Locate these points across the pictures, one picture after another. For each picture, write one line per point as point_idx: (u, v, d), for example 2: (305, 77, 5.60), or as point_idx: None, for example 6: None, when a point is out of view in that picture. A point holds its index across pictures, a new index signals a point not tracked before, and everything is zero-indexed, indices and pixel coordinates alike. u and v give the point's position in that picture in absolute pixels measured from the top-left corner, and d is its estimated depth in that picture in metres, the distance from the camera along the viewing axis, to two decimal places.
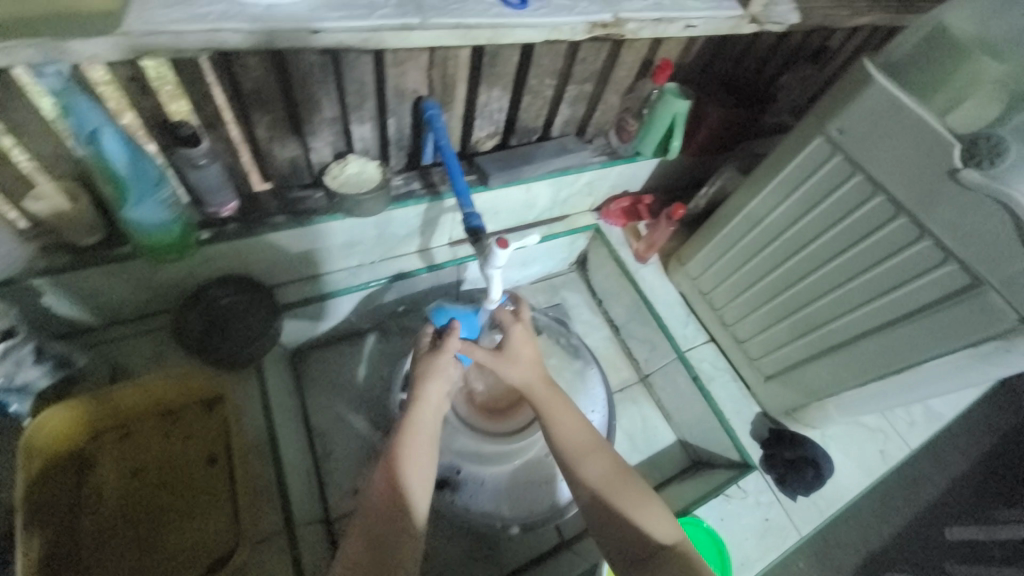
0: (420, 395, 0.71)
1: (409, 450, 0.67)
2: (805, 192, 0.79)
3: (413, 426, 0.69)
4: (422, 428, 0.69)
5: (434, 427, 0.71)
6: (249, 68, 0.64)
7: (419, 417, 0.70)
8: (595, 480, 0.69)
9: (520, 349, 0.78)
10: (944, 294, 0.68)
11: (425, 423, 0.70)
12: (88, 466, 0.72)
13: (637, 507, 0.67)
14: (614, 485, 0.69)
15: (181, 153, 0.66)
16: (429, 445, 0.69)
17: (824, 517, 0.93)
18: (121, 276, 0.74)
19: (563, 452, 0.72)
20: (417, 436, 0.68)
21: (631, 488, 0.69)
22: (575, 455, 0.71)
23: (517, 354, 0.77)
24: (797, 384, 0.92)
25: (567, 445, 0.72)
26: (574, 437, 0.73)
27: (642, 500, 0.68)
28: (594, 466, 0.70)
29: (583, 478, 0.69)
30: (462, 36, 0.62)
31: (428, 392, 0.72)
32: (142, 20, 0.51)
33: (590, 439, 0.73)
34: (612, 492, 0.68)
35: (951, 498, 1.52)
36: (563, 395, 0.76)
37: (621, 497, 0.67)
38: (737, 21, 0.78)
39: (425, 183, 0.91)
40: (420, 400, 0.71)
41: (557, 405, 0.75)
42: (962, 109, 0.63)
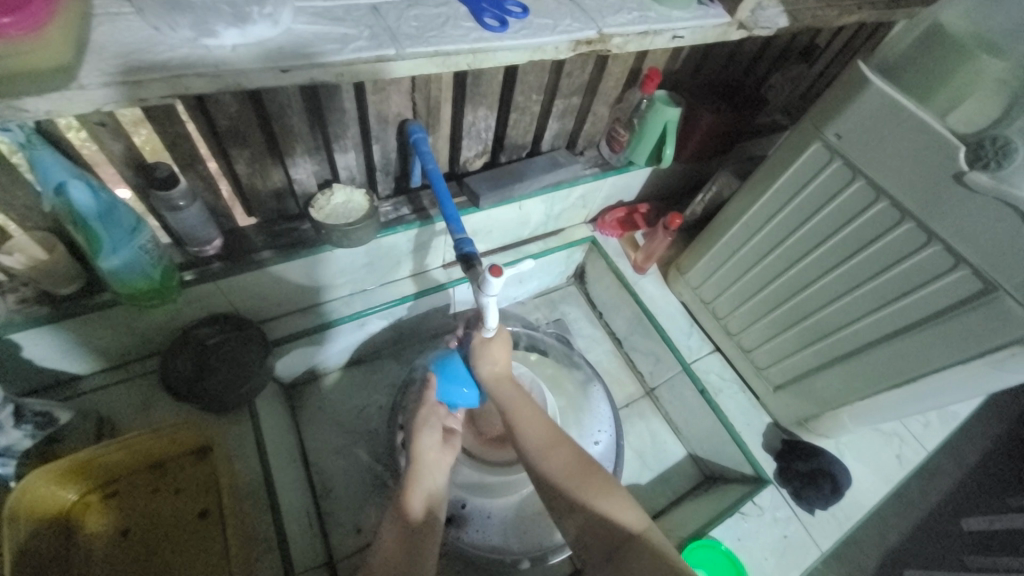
0: (417, 452, 0.76)
1: (412, 510, 0.70)
2: (805, 199, 0.77)
3: (414, 485, 0.72)
4: (424, 486, 0.73)
5: (436, 482, 0.75)
6: (224, 105, 0.62)
7: (419, 475, 0.74)
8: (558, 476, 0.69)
9: (480, 359, 0.78)
10: (957, 301, 0.65)
11: (426, 479, 0.74)
12: (76, 529, 0.69)
13: (600, 497, 0.66)
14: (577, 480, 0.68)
15: (158, 198, 0.64)
16: (432, 500, 0.73)
17: (843, 530, 0.89)
18: (103, 324, 0.72)
19: (527, 453, 0.73)
20: (418, 495, 0.72)
21: (595, 480, 0.68)
22: (538, 453, 0.72)
23: (480, 363, 0.78)
24: (808, 394, 0.90)
25: (531, 445, 0.73)
26: (536, 437, 0.73)
27: (606, 492, 0.66)
28: (557, 462, 0.70)
29: (547, 476, 0.70)
30: (442, 63, 0.60)
31: (426, 447, 0.76)
32: (103, 70, 0.49)
33: (550, 436, 0.73)
34: (575, 488, 0.67)
35: (969, 492, 1.49)
36: (526, 397, 0.77)
37: (583, 489, 0.67)
38: (725, 28, 0.76)
39: (414, 208, 0.88)
40: (418, 456, 0.75)
41: (519, 408, 0.76)
42: (963, 108, 0.60)
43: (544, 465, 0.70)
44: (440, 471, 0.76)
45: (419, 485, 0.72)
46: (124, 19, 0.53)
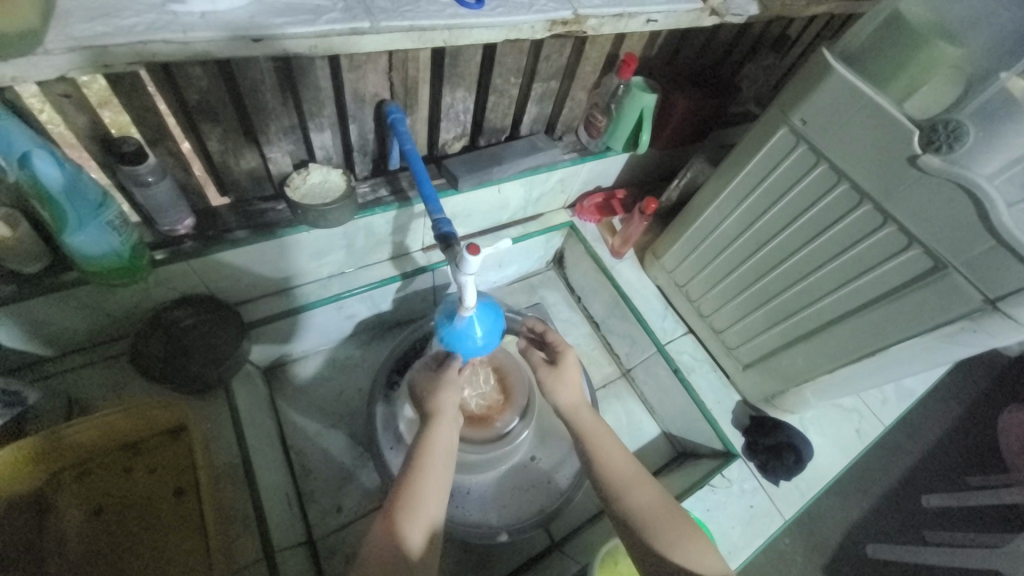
0: (437, 405, 0.73)
1: (426, 465, 0.67)
2: (774, 181, 0.79)
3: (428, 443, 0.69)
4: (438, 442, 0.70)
5: (451, 443, 0.71)
6: (193, 78, 0.61)
7: (436, 431, 0.71)
8: (639, 516, 0.67)
9: (568, 373, 0.80)
10: (911, 278, 0.69)
11: (442, 437, 0.70)
12: (47, 509, 0.68)
13: (686, 542, 0.64)
14: (661, 520, 0.66)
15: (126, 172, 0.62)
16: (448, 461, 0.69)
17: (805, 499, 0.94)
18: (71, 305, 0.70)
19: (607, 483, 0.70)
20: (434, 454, 0.68)
21: (679, 524, 0.66)
22: (624, 486, 0.69)
23: (564, 385, 0.79)
24: (775, 371, 0.94)
25: (606, 471, 0.70)
26: (619, 470, 0.71)
27: (689, 537, 0.65)
28: (639, 498, 0.68)
29: (627, 512, 0.68)
30: (417, 39, 0.60)
31: (444, 405, 0.74)
32: (69, 35, 0.48)
33: (636, 471, 0.71)
34: (659, 527, 0.66)
35: (927, 468, 1.57)
36: (608, 426, 0.75)
37: (671, 532, 0.65)
38: (697, 14, 0.77)
39: (392, 189, 0.88)
40: (437, 415, 0.73)
41: (604, 437, 0.74)
42: (920, 95, 0.63)
43: (631, 501, 0.68)
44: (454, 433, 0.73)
45: (437, 444, 0.69)
46: None
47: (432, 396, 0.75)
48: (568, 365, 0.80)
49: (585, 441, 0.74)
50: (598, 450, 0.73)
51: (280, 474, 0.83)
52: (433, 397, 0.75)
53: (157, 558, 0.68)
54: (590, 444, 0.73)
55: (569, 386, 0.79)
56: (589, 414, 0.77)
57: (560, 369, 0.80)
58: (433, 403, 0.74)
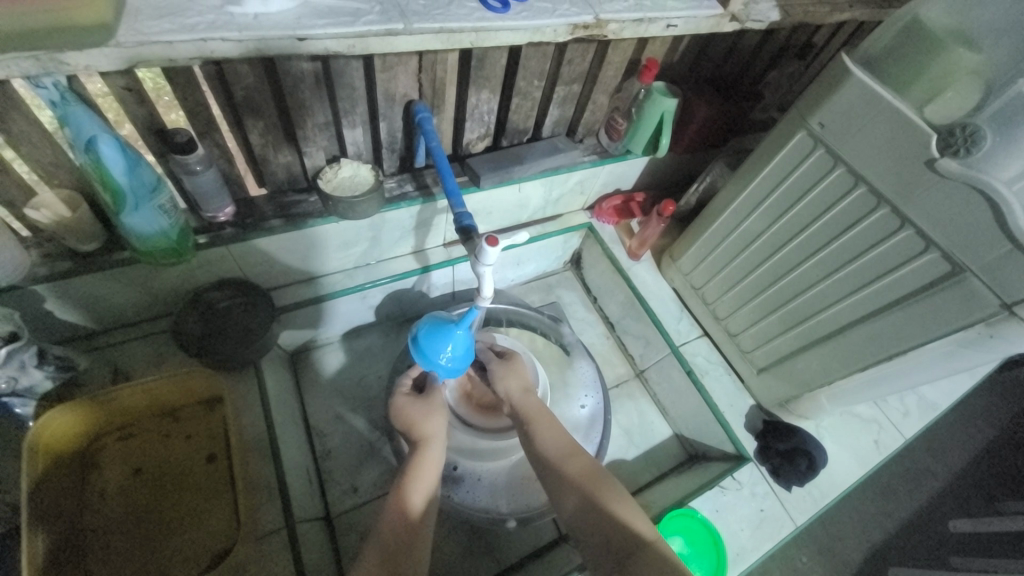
0: (425, 432, 0.77)
1: (418, 482, 0.71)
2: (791, 185, 0.80)
3: (419, 467, 0.72)
4: (427, 467, 0.73)
5: (440, 463, 0.76)
6: (241, 75, 0.66)
7: (426, 456, 0.74)
8: (573, 481, 0.70)
9: (513, 371, 0.87)
10: (929, 282, 0.68)
11: (432, 462, 0.74)
12: (91, 466, 0.74)
13: (614, 504, 0.66)
14: (591, 485, 0.69)
15: (176, 160, 0.68)
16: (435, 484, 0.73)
17: (818, 507, 0.93)
18: (123, 280, 0.76)
19: (544, 458, 0.74)
20: (424, 472, 0.72)
21: (608, 488, 0.68)
22: (558, 458, 0.73)
23: (510, 384, 0.85)
24: (789, 376, 0.94)
25: (540, 446, 0.75)
26: (555, 444, 0.75)
27: (620, 499, 0.66)
28: (573, 467, 0.71)
29: (562, 481, 0.70)
30: (447, 40, 0.64)
31: (434, 430, 0.77)
32: (138, 31, 0.53)
33: (571, 443, 0.75)
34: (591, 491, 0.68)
35: (955, 490, 1.51)
36: (545, 408, 0.81)
37: (600, 494, 0.67)
38: (718, 20, 0.79)
39: (417, 185, 0.92)
40: (427, 440, 0.76)
41: (542, 417, 0.79)
42: (944, 100, 0.64)
43: (563, 469, 0.71)
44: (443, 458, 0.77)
45: (428, 461, 0.73)
46: None
47: (417, 419, 0.78)
48: (515, 365, 0.88)
49: (525, 423, 0.79)
50: (535, 428, 0.78)
51: (302, 452, 0.87)
52: (419, 418, 0.78)
53: (188, 519, 0.73)
54: (528, 426, 0.79)
55: (515, 382, 0.86)
56: (531, 401, 0.83)
57: (507, 369, 0.87)
58: (420, 430, 0.77)
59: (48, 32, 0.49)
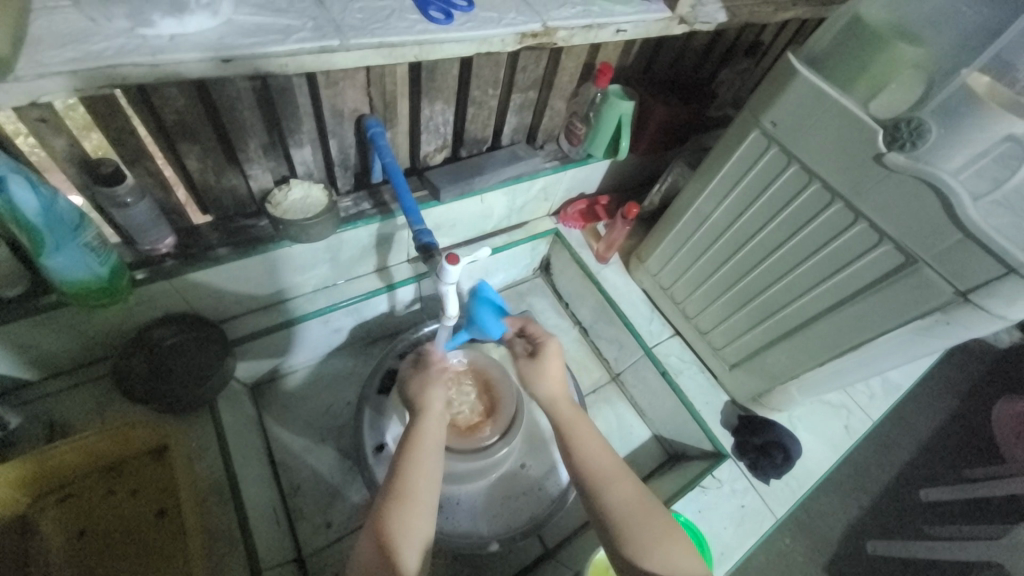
0: (425, 402, 0.71)
1: (416, 455, 0.64)
2: (749, 183, 0.81)
3: (416, 438, 0.66)
4: (428, 438, 0.66)
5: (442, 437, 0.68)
6: (169, 99, 0.61)
7: (423, 428, 0.68)
8: (614, 511, 0.63)
9: (550, 363, 0.75)
10: (885, 273, 0.70)
11: (430, 432, 0.67)
12: (29, 533, 0.67)
13: (661, 541, 0.61)
14: (638, 517, 0.62)
15: (103, 193, 0.62)
16: (435, 455, 0.65)
17: (796, 497, 0.95)
18: (49, 328, 0.70)
19: (585, 476, 0.66)
20: (423, 445, 0.65)
21: (655, 522, 0.62)
22: (601, 480, 0.65)
23: (544, 377, 0.74)
24: (760, 370, 0.95)
25: (579, 458, 0.67)
26: (597, 461, 0.67)
27: (665, 533, 0.61)
28: (617, 493, 0.64)
29: (605, 506, 0.63)
30: (388, 54, 0.61)
31: (431, 401, 0.71)
32: (40, 61, 0.48)
33: (615, 465, 0.67)
34: (638, 523, 0.62)
35: (922, 461, 1.57)
36: (587, 416, 0.72)
37: (647, 531, 0.61)
38: (666, 23, 0.79)
39: (375, 203, 0.89)
40: (425, 410, 0.69)
41: (582, 425, 0.70)
42: (886, 94, 0.65)
43: (608, 495, 0.64)
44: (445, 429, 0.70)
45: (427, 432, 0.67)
46: (61, 12, 0.52)
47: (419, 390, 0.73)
48: (550, 354, 0.75)
49: (563, 429, 0.70)
50: (575, 437, 0.69)
51: (268, 491, 0.82)
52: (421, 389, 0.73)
53: None
54: (568, 431, 0.70)
55: (551, 377, 0.74)
56: (572, 403, 0.73)
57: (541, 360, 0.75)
58: (420, 402, 0.71)
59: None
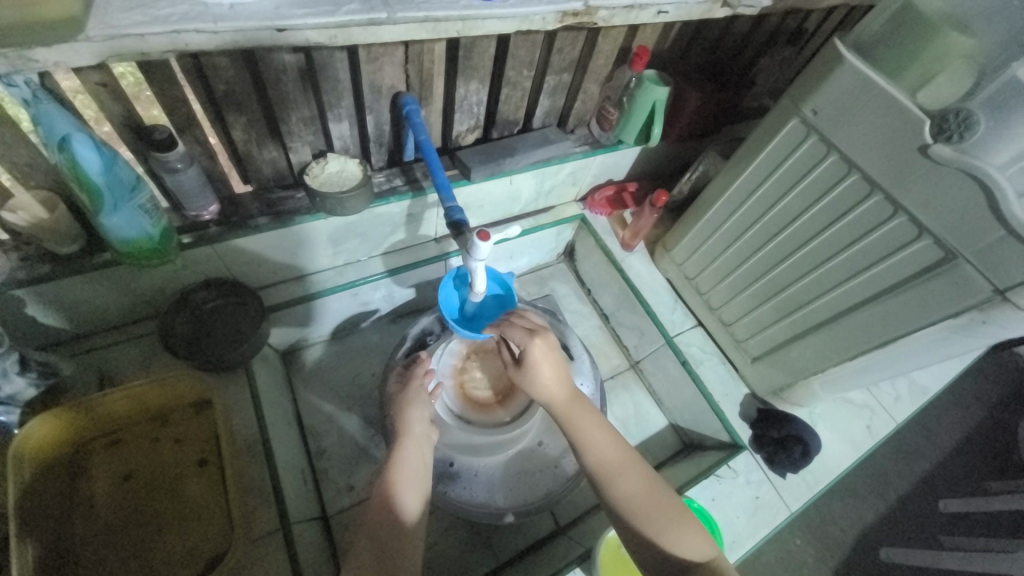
0: (406, 424, 0.77)
1: (402, 474, 0.69)
2: (784, 173, 0.80)
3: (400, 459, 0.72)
4: (412, 457, 0.72)
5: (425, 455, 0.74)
6: (220, 69, 0.64)
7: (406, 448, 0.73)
8: (626, 502, 0.67)
9: (543, 363, 0.74)
10: (921, 269, 0.69)
11: (412, 452, 0.73)
12: (79, 473, 0.72)
13: (669, 529, 0.64)
14: (646, 506, 0.66)
15: (156, 158, 0.66)
16: (420, 474, 0.71)
17: (813, 492, 0.94)
18: (103, 284, 0.74)
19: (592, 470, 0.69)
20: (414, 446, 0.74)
21: (663, 510, 0.66)
22: (609, 473, 0.68)
23: (542, 375, 0.74)
24: (782, 364, 0.94)
25: (586, 450, 0.71)
26: (603, 455, 0.70)
27: (674, 520, 0.65)
28: (625, 484, 0.68)
29: (614, 497, 0.67)
30: (431, 29, 0.62)
31: (411, 425, 0.76)
32: (107, 23, 0.51)
33: (621, 457, 0.69)
34: (646, 512, 0.65)
35: (945, 470, 1.54)
36: (590, 406, 0.74)
37: (654, 520, 0.65)
38: (709, 5, 0.78)
39: (407, 180, 0.91)
40: (405, 433, 0.75)
41: (586, 420, 0.72)
42: (935, 84, 0.62)
43: (615, 488, 0.67)
44: (428, 446, 0.76)
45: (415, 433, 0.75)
46: None
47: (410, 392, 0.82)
48: (540, 355, 0.74)
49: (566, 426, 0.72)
50: (579, 433, 0.72)
51: (296, 452, 0.86)
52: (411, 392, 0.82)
53: (179, 524, 0.72)
54: (572, 424, 0.72)
55: (546, 378, 0.75)
56: (573, 395, 0.75)
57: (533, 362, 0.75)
58: (401, 423, 0.77)
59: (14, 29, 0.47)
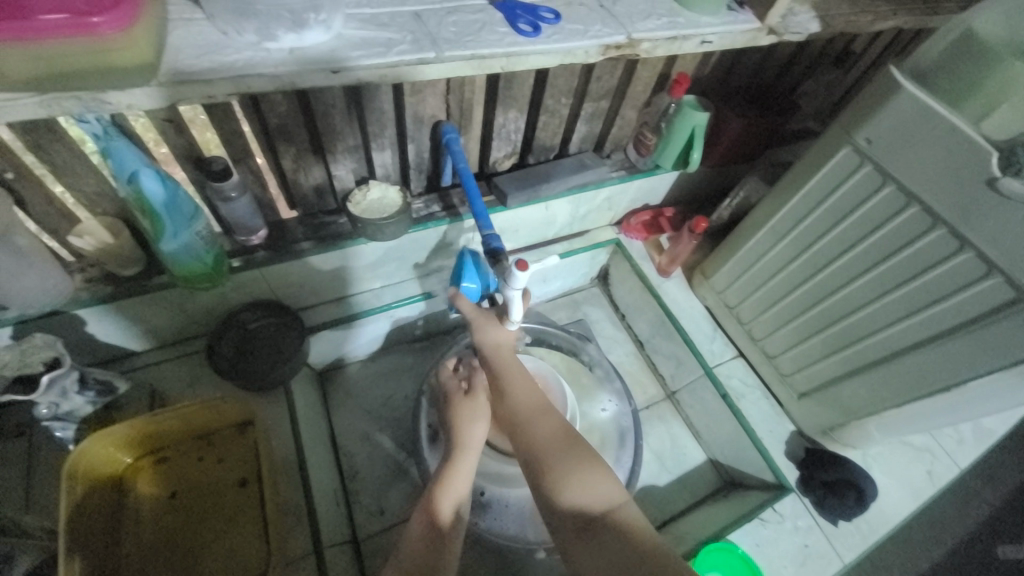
0: (468, 431, 0.74)
1: (447, 494, 0.69)
2: (835, 202, 0.76)
3: (452, 475, 0.70)
4: (461, 471, 0.71)
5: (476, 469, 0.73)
6: (275, 104, 0.67)
7: (460, 464, 0.71)
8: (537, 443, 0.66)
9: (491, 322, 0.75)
10: (993, 309, 0.64)
11: (465, 470, 0.71)
12: (129, 490, 0.75)
13: (578, 471, 0.62)
14: (557, 448, 0.65)
15: (212, 187, 0.69)
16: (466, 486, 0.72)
17: (867, 544, 0.87)
18: (158, 305, 0.78)
19: (513, 414, 0.70)
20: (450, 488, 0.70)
21: (575, 452, 0.64)
22: (525, 416, 0.69)
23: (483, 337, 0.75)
24: (832, 403, 0.89)
25: (560, 467, 0.63)
26: (524, 400, 0.71)
27: (583, 464, 0.63)
28: (541, 428, 0.67)
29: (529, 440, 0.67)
30: (477, 66, 0.63)
31: (474, 438, 0.73)
32: (179, 69, 0.54)
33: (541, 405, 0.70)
34: (556, 452, 0.64)
35: (1015, 521, 1.40)
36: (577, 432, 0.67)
37: (561, 460, 0.63)
38: (754, 34, 0.76)
39: (444, 206, 0.92)
40: (465, 448, 0.72)
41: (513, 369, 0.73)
42: (998, 113, 0.60)
43: (530, 429, 0.67)
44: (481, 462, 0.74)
45: (460, 470, 0.71)
46: (196, 24, 0.58)
47: (457, 424, 0.75)
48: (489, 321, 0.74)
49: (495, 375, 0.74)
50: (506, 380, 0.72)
51: (330, 473, 0.87)
52: (462, 419, 0.75)
53: (219, 547, 0.74)
54: (499, 379, 0.73)
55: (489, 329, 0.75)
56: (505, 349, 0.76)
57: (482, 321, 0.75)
58: (462, 433, 0.73)
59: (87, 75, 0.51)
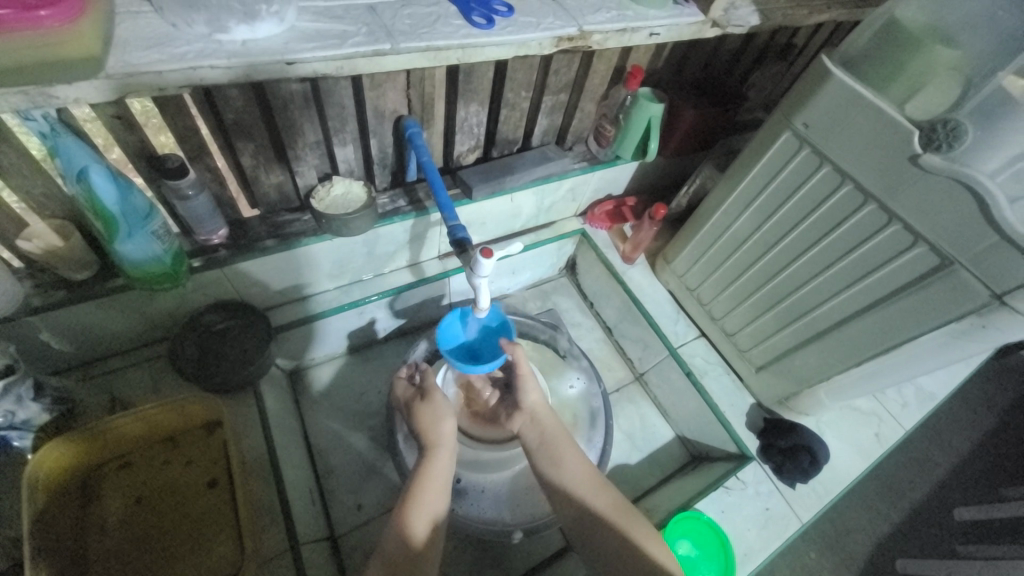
0: (438, 436, 0.76)
1: (423, 499, 0.69)
2: (779, 184, 0.81)
3: (425, 475, 0.72)
4: (436, 476, 0.72)
5: (449, 473, 0.74)
6: (230, 99, 0.66)
7: (433, 465, 0.73)
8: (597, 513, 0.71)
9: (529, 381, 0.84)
10: (920, 275, 0.69)
11: (438, 471, 0.73)
12: (92, 496, 0.73)
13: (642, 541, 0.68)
14: (619, 519, 0.70)
15: (169, 186, 0.68)
16: (444, 492, 0.72)
17: (823, 503, 0.93)
18: (115, 309, 0.76)
19: (569, 485, 0.74)
20: (431, 485, 0.71)
21: (635, 523, 0.70)
22: (581, 487, 0.74)
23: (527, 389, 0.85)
24: (786, 374, 0.94)
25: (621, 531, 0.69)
26: (579, 472, 0.75)
27: (644, 533, 0.69)
28: (598, 498, 0.72)
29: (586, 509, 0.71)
30: (434, 57, 0.64)
31: (440, 438, 0.76)
32: (127, 62, 0.53)
33: (595, 476, 0.75)
34: (618, 522, 0.70)
35: (958, 479, 1.51)
36: (569, 434, 0.81)
37: (626, 530, 0.69)
38: (700, 26, 0.80)
39: (410, 200, 0.93)
40: (433, 448, 0.75)
41: (565, 445, 0.79)
42: (922, 95, 0.65)
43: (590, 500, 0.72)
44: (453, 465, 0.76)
45: (435, 477, 0.72)
46: (143, 17, 0.58)
47: (425, 428, 0.78)
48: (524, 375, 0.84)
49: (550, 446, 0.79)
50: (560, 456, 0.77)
51: (304, 471, 0.86)
52: (432, 426, 0.78)
53: (190, 548, 0.73)
54: (554, 451, 0.78)
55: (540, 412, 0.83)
56: (552, 420, 0.83)
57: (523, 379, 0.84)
58: (430, 436, 0.77)
59: (31, 68, 0.49)
